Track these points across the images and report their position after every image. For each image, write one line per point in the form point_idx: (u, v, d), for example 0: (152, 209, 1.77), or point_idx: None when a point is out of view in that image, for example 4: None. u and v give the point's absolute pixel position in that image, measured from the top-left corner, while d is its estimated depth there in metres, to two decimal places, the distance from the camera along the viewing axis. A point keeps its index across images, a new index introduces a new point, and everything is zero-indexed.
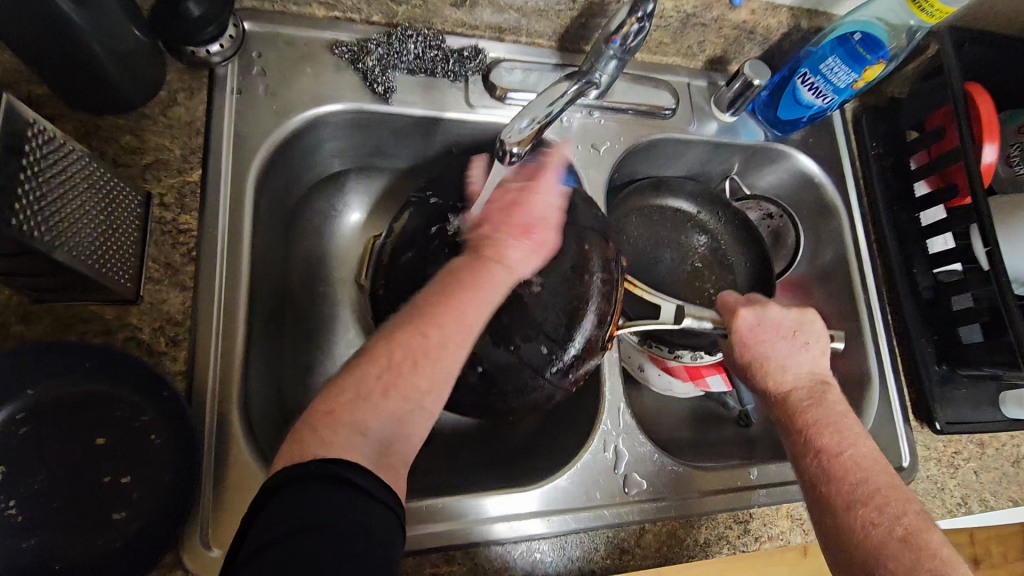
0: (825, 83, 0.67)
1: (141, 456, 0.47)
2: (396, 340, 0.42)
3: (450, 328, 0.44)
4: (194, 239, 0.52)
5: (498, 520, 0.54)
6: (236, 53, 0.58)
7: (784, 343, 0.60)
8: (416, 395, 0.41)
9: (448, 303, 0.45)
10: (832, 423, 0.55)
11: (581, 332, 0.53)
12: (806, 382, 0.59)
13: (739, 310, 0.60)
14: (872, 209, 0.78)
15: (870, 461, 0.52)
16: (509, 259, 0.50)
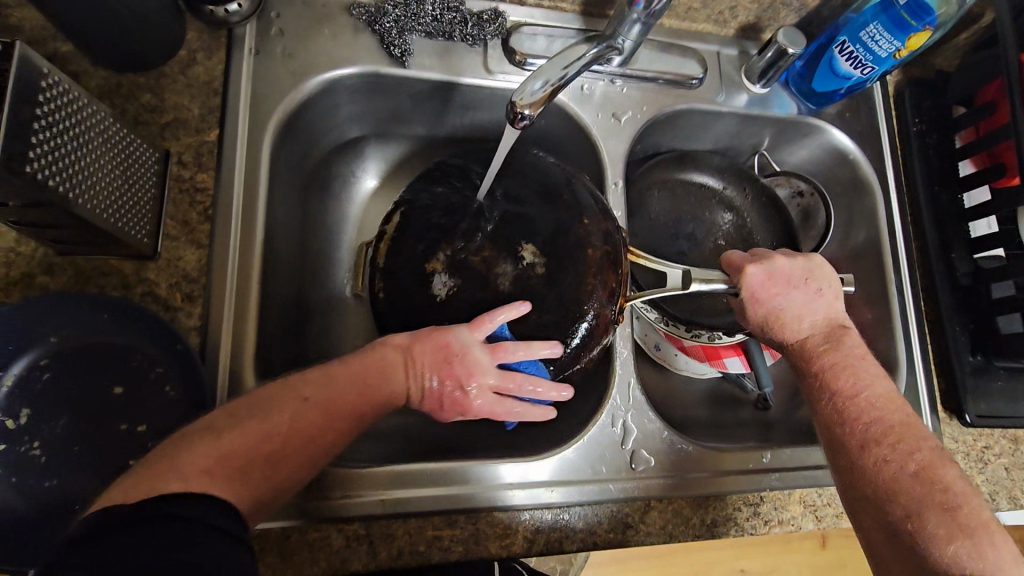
0: (865, 53, 0.63)
1: (156, 406, 0.48)
2: (298, 413, 0.43)
3: (340, 433, 0.44)
4: (210, 198, 0.53)
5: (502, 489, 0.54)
6: (255, 13, 0.58)
7: (797, 295, 0.60)
8: (285, 480, 0.42)
9: (361, 399, 0.46)
10: (848, 366, 0.57)
11: (586, 318, 0.54)
12: (823, 327, 0.60)
13: (746, 268, 0.59)
14: (911, 189, 0.74)
15: (883, 398, 0.54)
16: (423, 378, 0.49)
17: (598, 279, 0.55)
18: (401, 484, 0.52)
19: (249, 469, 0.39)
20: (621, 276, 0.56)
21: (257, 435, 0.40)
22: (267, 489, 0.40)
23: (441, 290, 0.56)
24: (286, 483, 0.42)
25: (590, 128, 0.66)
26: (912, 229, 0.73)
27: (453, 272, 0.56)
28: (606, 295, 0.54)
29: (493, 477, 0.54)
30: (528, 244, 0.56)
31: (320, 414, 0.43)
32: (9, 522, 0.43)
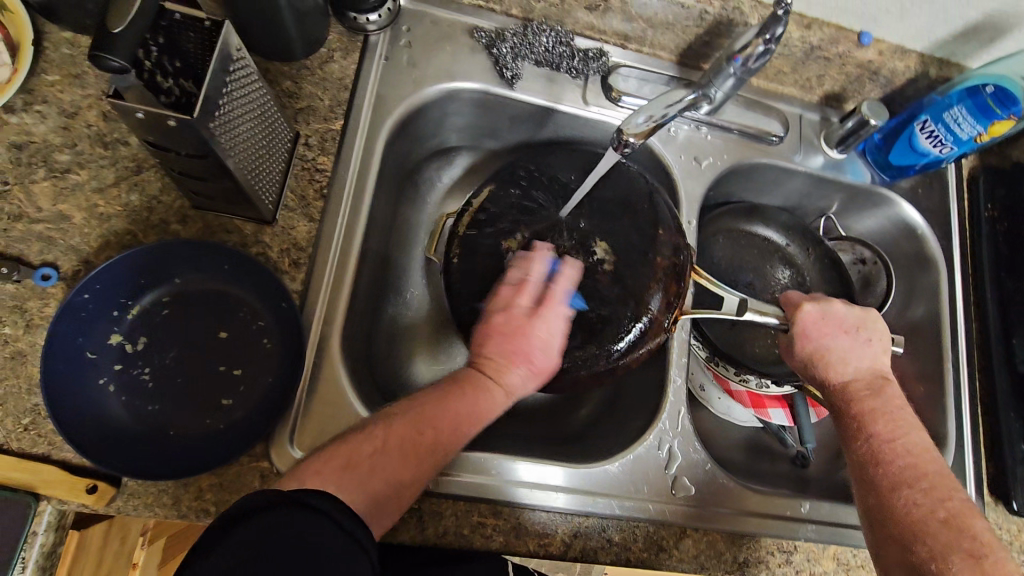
0: (947, 133, 0.66)
1: (254, 355, 0.53)
2: (394, 429, 0.50)
3: (439, 436, 0.51)
4: (327, 179, 0.59)
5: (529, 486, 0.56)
6: (389, 26, 0.65)
7: (845, 340, 0.62)
8: (403, 482, 0.48)
9: (445, 416, 0.52)
10: (887, 413, 0.58)
11: (642, 320, 0.59)
12: (867, 375, 0.61)
13: (804, 305, 0.62)
14: (976, 271, 0.75)
15: (917, 449, 0.56)
16: (508, 383, 0.56)
17: (663, 286, 0.60)
18: (456, 466, 0.56)
19: (358, 472, 0.46)
20: (681, 289, 0.62)
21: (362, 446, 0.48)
22: (391, 495, 0.48)
23: (512, 268, 0.62)
24: (407, 489, 0.49)
25: (672, 168, 0.71)
26: (973, 309, 0.74)
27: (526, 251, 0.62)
28: (665, 303, 0.60)
29: (541, 476, 0.57)
30: (600, 242, 0.62)
31: (401, 431, 0.50)
32: (116, 434, 0.48)
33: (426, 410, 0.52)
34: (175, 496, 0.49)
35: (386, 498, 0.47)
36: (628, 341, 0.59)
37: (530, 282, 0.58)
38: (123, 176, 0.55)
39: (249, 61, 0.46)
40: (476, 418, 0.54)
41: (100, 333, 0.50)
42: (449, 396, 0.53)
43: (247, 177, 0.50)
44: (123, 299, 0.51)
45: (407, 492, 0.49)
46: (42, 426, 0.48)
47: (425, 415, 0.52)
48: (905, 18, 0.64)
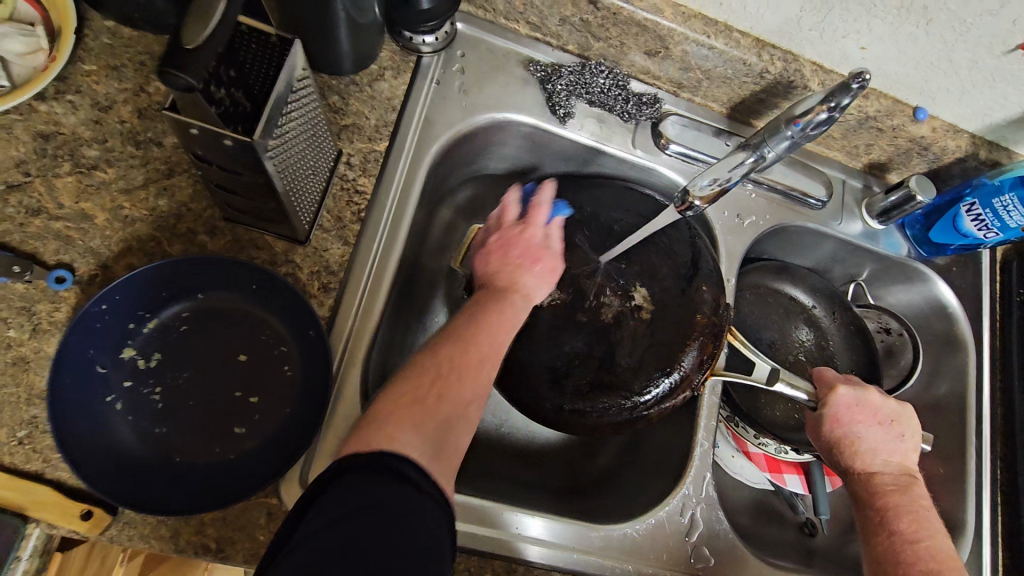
0: (993, 219, 0.65)
1: (273, 382, 0.50)
2: (441, 352, 0.47)
3: (483, 348, 0.48)
4: (367, 201, 0.57)
5: (523, 539, 0.53)
6: (443, 49, 0.63)
7: (877, 432, 0.60)
8: (468, 400, 0.46)
9: (487, 330, 0.49)
10: (913, 512, 0.56)
11: (673, 374, 0.58)
12: (895, 470, 0.60)
13: (838, 387, 0.61)
14: (1004, 356, 0.74)
15: (942, 555, 0.54)
16: (524, 286, 0.54)
17: (698, 341, 0.59)
18: (474, 518, 0.53)
19: (422, 405, 0.43)
20: (717, 351, 0.59)
21: (412, 384, 0.45)
22: (460, 416, 0.45)
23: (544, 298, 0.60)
24: (470, 407, 0.46)
25: (713, 222, 0.69)
26: (998, 394, 0.73)
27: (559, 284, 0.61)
28: (698, 361, 0.58)
29: (561, 535, 0.54)
30: (639, 288, 0.61)
31: (438, 356, 0.47)
32: (120, 459, 0.45)
33: (463, 325, 0.50)
34: (174, 528, 0.46)
35: (457, 416, 0.45)
36: (655, 392, 0.57)
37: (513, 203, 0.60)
38: (152, 178, 0.51)
39: (310, 81, 0.44)
40: (515, 325, 0.52)
41: (114, 346, 0.47)
42: (480, 314, 0.51)
43: (292, 197, 0.47)
44: (141, 311, 0.48)
45: (471, 407, 0.46)
46: (39, 442, 0.45)
47: (467, 333, 0.49)
48: (964, 98, 0.63)
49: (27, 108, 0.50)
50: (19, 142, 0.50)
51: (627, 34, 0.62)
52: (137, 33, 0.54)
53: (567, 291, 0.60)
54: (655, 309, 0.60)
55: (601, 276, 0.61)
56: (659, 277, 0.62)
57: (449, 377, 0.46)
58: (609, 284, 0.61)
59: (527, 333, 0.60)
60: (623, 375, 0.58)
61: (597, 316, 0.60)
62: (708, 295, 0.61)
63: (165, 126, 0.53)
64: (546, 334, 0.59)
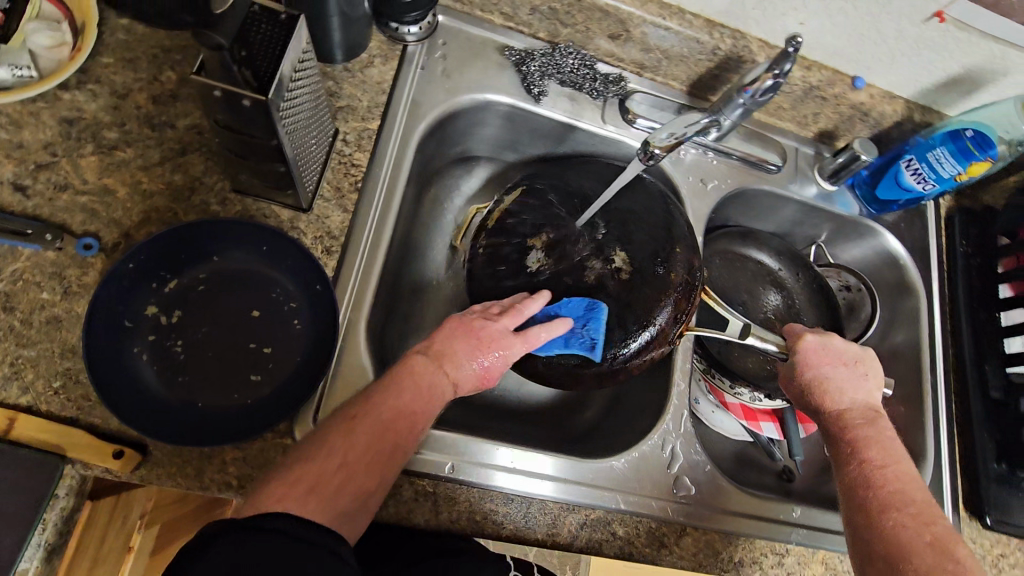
0: (930, 171, 0.72)
1: (284, 335, 0.55)
2: (352, 436, 0.46)
3: (400, 439, 0.48)
4: (362, 173, 0.62)
5: (513, 473, 0.58)
6: (427, 39, 0.70)
7: (845, 372, 0.65)
8: (368, 491, 0.45)
9: (404, 414, 0.49)
10: (880, 441, 0.60)
11: (649, 328, 0.61)
12: (861, 407, 0.64)
13: (805, 334, 0.66)
14: (953, 303, 0.80)
15: (906, 477, 0.57)
16: (458, 375, 0.53)
17: (672, 298, 0.62)
18: (471, 449, 0.57)
19: (322, 491, 0.42)
20: (690, 307, 0.64)
21: (328, 465, 0.44)
22: (354, 506, 0.44)
23: (533, 264, 0.64)
24: (370, 498, 0.45)
25: (680, 187, 0.76)
26: (949, 337, 0.79)
27: (547, 250, 0.64)
28: (672, 316, 0.62)
29: (554, 469, 0.59)
30: (619, 252, 0.63)
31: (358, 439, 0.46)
32: (146, 402, 0.49)
33: (384, 408, 0.48)
34: (198, 468, 0.49)
35: (354, 504, 0.44)
36: (635, 345, 0.61)
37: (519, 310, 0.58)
38: (168, 156, 0.57)
39: (312, 58, 0.50)
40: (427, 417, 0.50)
41: (137, 303, 0.51)
42: (399, 394, 0.49)
43: (298, 163, 0.53)
44: (163, 273, 0.53)
45: (372, 500, 0.45)
46: (73, 391, 0.49)
47: (381, 414, 0.48)
48: (895, 66, 0.71)
49: (52, 97, 0.56)
50: (46, 127, 0.55)
51: (592, 20, 0.69)
52: (149, 29, 0.61)
53: (552, 256, 0.64)
54: (633, 270, 0.62)
55: (585, 241, 0.64)
56: (636, 239, 0.64)
57: (355, 468, 0.45)
58: (591, 249, 0.63)
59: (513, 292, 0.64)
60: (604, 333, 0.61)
61: (579, 279, 0.62)
62: (682, 257, 0.64)
63: (178, 111, 0.58)
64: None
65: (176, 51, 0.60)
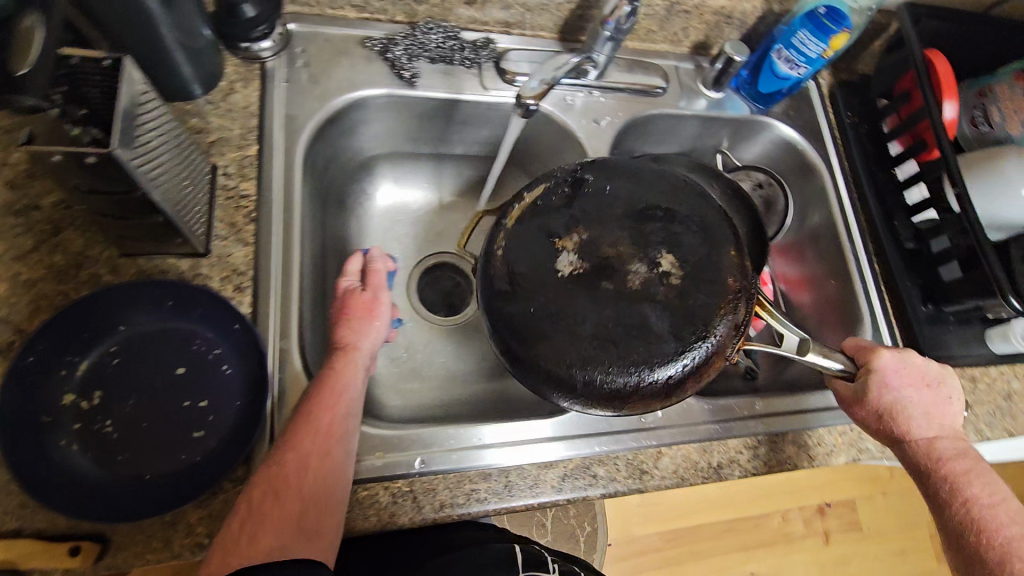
0: (798, 56, 0.75)
1: (214, 384, 0.53)
2: (252, 483, 0.48)
3: (303, 450, 0.50)
4: (255, 202, 0.60)
5: (500, 449, 0.59)
6: (283, 50, 0.67)
7: (925, 393, 0.63)
8: (297, 513, 0.48)
9: (304, 430, 0.51)
10: (979, 475, 0.61)
11: (710, 340, 0.52)
12: (946, 431, 0.63)
13: (882, 351, 0.63)
14: (854, 171, 0.84)
15: (1016, 515, 0.58)
16: (349, 341, 0.60)
17: (732, 309, 0.53)
18: (437, 442, 0.58)
19: (239, 546, 0.45)
20: (747, 319, 0.55)
21: (240, 522, 0.46)
22: (292, 534, 0.47)
23: (565, 267, 0.53)
24: (307, 513, 0.48)
25: (575, 131, 0.77)
26: (858, 204, 0.83)
27: (582, 253, 0.53)
28: (733, 329, 0.54)
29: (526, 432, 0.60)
30: (666, 254, 0.54)
31: (266, 473, 0.49)
32: (88, 490, 0.47)
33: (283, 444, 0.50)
34: (164, 538, 0.48)
35: (289, 531, 0.47)
36: (690, 361, 0.52)
37: (352, 275, 0.67)
38: (42, 239, 0.54)
39: (155, 94, 0.47)
40: (344, 401, 0.55)
41: (51, 396, 0.49)
42: (307, 424, 0.52)
43: (175, 209, 0.51)
44: (70, 357, 0.50)
45: (322, 516, 0.49)
46: (8, 504, 0.46)
47: (290, 438, 0.51)
48: None
49: None
50: None
51: None
52: None
53: (587, 260, 0.53)
54: (684, 273, 0.53)
55: (624, 243, 0.54)
56: (683, 239, 0.55)
57: (266, 504, 0.47)
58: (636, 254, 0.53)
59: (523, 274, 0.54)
60: (654, 343, 0.52)
61: (622, 284, 0.52)
62: (731, 260, 0.55)
63: (40, 189, 0.55)
64: (561, 313, 0.52)
65: (19, 130, 0.57)
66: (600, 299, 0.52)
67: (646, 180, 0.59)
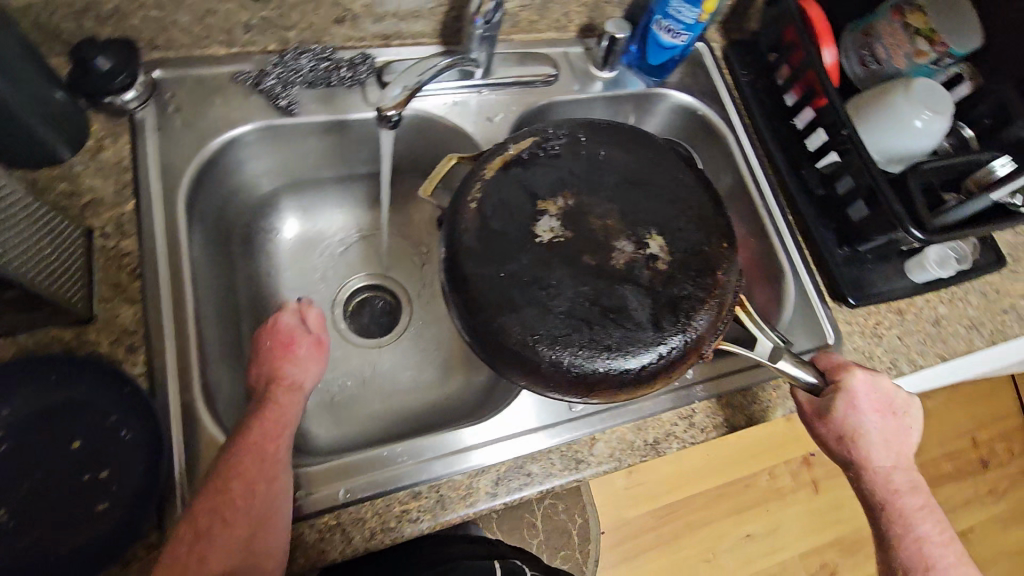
0: (676, 23, 0.75)
1: (113, 452, 0.51)
2: (197, 509, 0.49)
3: (251, 475, 0.51)
4: (138, 259, 0.58)
5: (487, 448, 0.60)
6: (151, 97, 0.65)
7: (889, 421, 0.63)
8: (244, 539, 0.48)
9: (250, 456, 0.52)
10: (927, 511, 0.62)
11: (685, 334, 0.58)
12: (902, 461, 0.64)
13: (856, 371, 0.63)
14: (756, 128, 0.85)
15: (954, 557, 0.61)
16: (296, 379, 0.60)
17: (714, 305, 0.59)
18: (362, 469, 0.57)
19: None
20: (728, 318, 0.61)
21: (186, 550, 0.47)
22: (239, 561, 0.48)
23: (545, 233, 0.60)
24: (254, 538, 0.49)
25: (470, 133, 0.76)
26: (765, 159, 0.84)
27: (564, 220, 0.60)
28: (712, 326, 0.59)
29: (456, 441, 0.60)
30: (653, 239, 0.61)
31: (211, 502, 0.49)
32: None
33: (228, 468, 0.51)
34: None
35: (237, 554, 0.48)
36: (666, 352, 0.57)
37: (292, 311, 0.63)
38: None
39: None
40: (288, 429, 0.56)
41: None
42: (252, 450, 0.52)
43: (39, 282, 0.48)
44: None
45: (269, 536, 0.50)
46: None
47: (237, 463, 0.51)
48: None
49: None
50: None
51: (308, 14, 0.67)
52: None
53: (571, 227, 0.60)
54: (672, 258, 0.60)
55: (611, 219, 0.61)
56: (674, 222, 0.62)
57: (212, 530, 0.48)
58: (623, 232, 0.61)
59: (506, 239, 0.60)
60: (633, 327, 0.57)
61: (604, 261, 0.59)
62: (721, 254, 0.62)
63: None
64: (537, 282, 0.58)
65: None
66: (577, 275, 0.58)
67: (634, 153, 0.66)
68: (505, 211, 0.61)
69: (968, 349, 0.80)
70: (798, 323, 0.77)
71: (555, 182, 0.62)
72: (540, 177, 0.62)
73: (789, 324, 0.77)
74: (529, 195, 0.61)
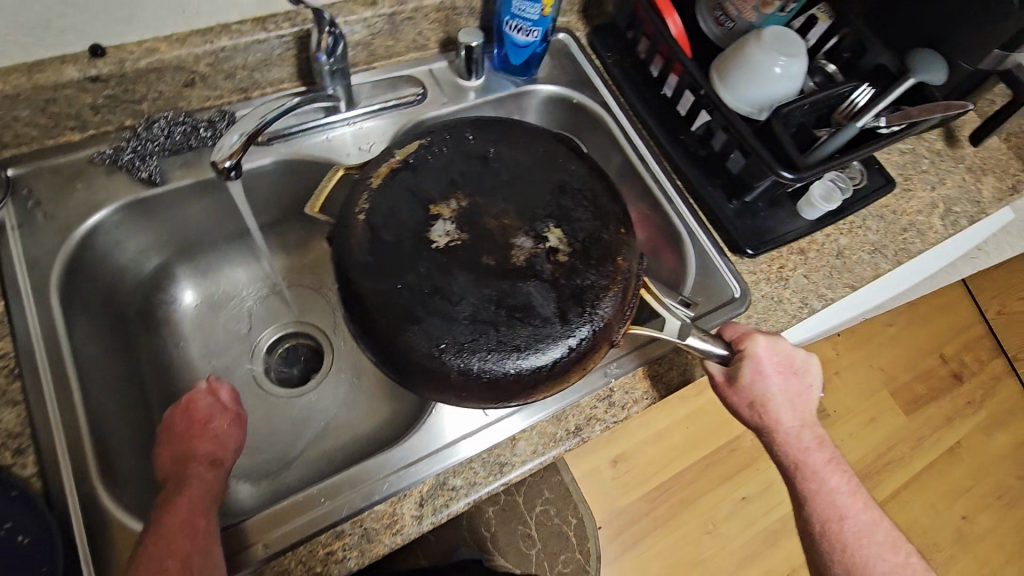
0: (523, 22, 0.77)
1: (10, 559, 0.49)
2: None
3: (180, 544, 0.49)
4: (14, 359, 0.58)
5: (474, 438, 0.62)
6: (8, 196, 0.65)
7: (791, 382, 0.64)
8: None
9: (178, 529, 0.50)
10: (836, 464, 0.63)
11: (592, 324, 0.56)
12: (809, 418, 0.64)
13: (756, 337, 0.63)
14: (631, 104, 0.87)
15: (863, 504, 0.62)
16: (216, 457, 0.59)
17: (621, 287, 0.58)
18: (282, 518, 0.56)
19: None
20: (633, 301, 0.60)
21: None
22: None
23: (441, 238, 0.58)
24: None
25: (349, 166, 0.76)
26: (645, 132, 0.86)
27: (456, 224, 0.59)
28: (619, 306, 0.58)
29: (374, 469, 0.59)
30: (553, 231, 0.60)
31: None
32: None
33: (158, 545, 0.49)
34: None
35: None
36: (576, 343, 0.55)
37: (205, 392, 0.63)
38: None
39: None
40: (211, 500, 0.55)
41: None
42: (179, 521, 0.51)
43: None
44: None
45: None
46: None
47: (162, 538, 0.50)
48: None
49: None
50: None
51: (153, 83, 0.67)
52: None
53: (465, 230, 0.59)
54: (571, 249, 0.59)
55: (509, 217, 0.60)
56: (569, 212, 0.61)
57: None
58: (520, 228, 0.60)
59: (402, 253, 0.58)
60: (541, 325, 0.55)
61: (502, 259, 0.58)
62: (619, 240, 0.61)
63: None
64: (439, 291, 0.56)
65: None
66: (483, 279, 0.57)
67: (523, 147, 0.65)
68: (397, 221, 0.59)
69: (874, 274, 0.82)
70: (704, 283, 0.77)
71: (446, 186, 0.61)
72: (431, 182, 0.61)
73: (696, 284, 0.77)
74: (421, 202, 0.60)
